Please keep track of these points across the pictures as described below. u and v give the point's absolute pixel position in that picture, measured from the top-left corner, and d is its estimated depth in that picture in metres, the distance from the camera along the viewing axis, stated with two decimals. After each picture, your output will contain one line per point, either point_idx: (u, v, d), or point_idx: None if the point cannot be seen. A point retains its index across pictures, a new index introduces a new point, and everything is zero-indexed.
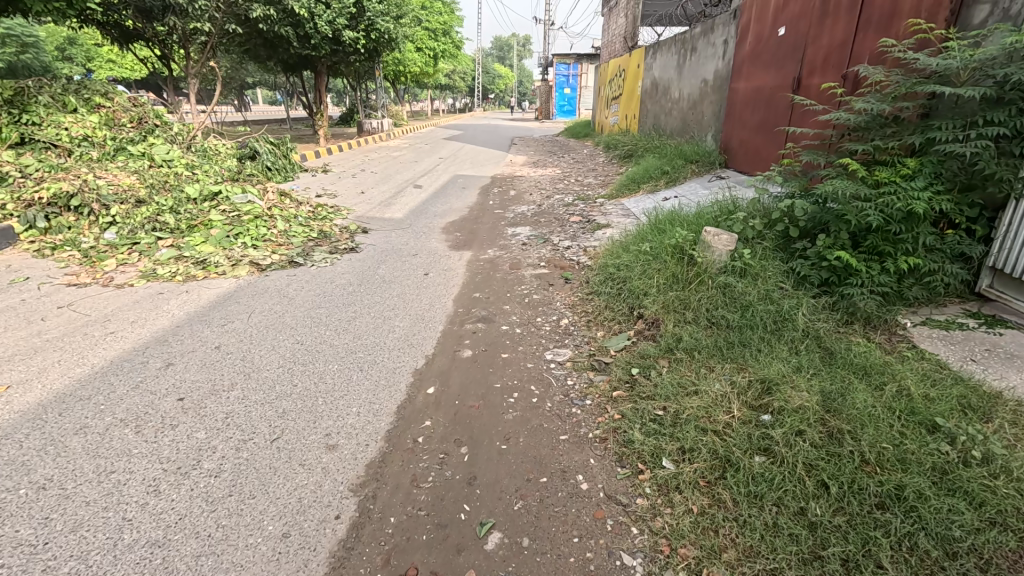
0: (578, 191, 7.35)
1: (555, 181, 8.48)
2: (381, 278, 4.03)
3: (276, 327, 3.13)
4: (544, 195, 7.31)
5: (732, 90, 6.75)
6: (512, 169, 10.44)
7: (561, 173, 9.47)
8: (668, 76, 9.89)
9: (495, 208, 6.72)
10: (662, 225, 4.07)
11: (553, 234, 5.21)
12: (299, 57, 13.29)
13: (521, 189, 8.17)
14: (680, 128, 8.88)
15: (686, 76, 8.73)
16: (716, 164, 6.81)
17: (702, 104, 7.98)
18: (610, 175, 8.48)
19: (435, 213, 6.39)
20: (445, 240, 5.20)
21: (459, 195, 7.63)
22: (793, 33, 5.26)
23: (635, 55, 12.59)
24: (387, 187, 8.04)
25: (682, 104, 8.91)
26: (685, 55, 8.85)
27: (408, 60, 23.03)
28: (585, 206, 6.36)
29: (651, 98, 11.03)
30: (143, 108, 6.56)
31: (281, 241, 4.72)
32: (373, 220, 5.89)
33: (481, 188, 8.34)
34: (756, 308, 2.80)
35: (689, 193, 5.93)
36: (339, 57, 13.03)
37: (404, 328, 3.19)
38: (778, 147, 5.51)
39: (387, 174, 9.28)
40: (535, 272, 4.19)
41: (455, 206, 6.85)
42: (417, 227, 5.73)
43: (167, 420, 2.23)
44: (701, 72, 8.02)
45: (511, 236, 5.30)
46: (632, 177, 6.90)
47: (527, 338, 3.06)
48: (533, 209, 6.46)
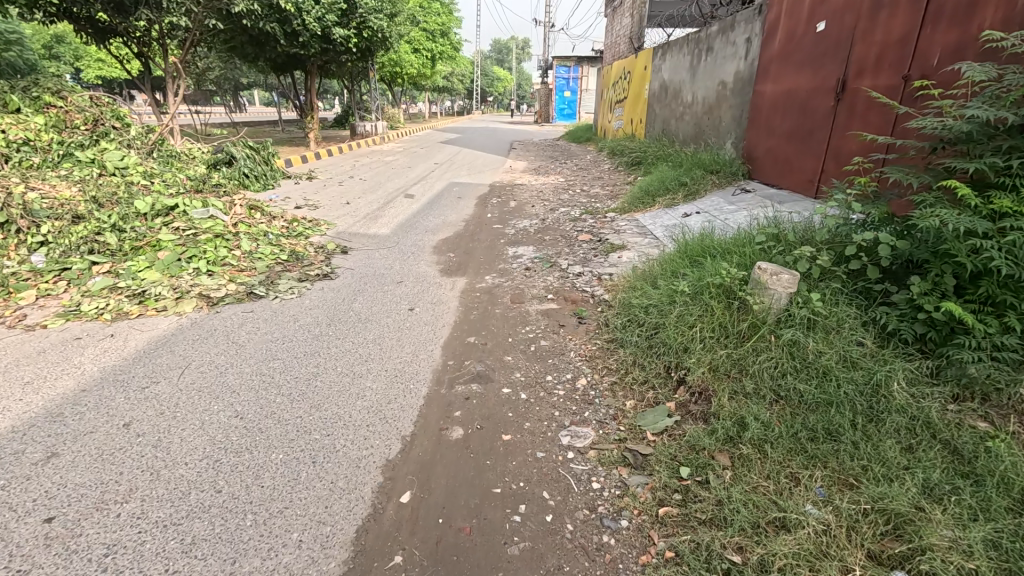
0: (586, 204, 6.68)
1: (559, 192, 7.80)
2: (356, 316, 3.34)
3: (210, 392, 2.42)
4: (548, 208, 6.63)
5: (757, 94, 6.09)
6: (512, 176, 9.77)
7: (564, 182, 8.79)
8: (679, 78, 9.23)
9: (493, 222, 6.05)
10: (694, 253, 3.40)
11: (560, 257, 4.54)
12: (287, 57, 12.60)
13: (522, 199, 7.49)
14: (694, 134, 8.22)
15: (701, 77, 8.08)
16: (739, 174, 6.16)
17: (720, 108, 7.32)
18: (619, 185, 7.81)
19: (426, 228, 5.71)
20: (437, 262, 4.53)
21: (454, 206, 6.96)
22: (835, 29, 4.61)
23: (642, 56, 11.94)
24: (375, 196, 7.36)
25: (696, 109, 8.26)
26: (699, 55, 8.20)
27: (405, 60, 22.38)
28: (594, 222, 5.69)
29: (659, 101, 10.38)
30: (100, 109, 5.86)
31: (242, 265, 4.03)
32: (356, 237, 5.22)
33: (479, 198, 7.66)
34: (838, 378, 2.12)
35: (712, 210, 5.26)
36: (330, 56, 12.36)
37: (376, 392, 2.49)
38: (815, 158, 4.86)
39: (377, 182, 8.61)
40: (541, 307, 3.52)
41: (448, 220, 6.17)
42: (405, 245, 5.05)
43: (16, 562, 1.53)
44: (718, 73, 7.37)
45: (512, 258, 4.63)
46: (646, 188, 6.23)
47: (534, 408, 2.37)
48: (535, 225, 5.78)
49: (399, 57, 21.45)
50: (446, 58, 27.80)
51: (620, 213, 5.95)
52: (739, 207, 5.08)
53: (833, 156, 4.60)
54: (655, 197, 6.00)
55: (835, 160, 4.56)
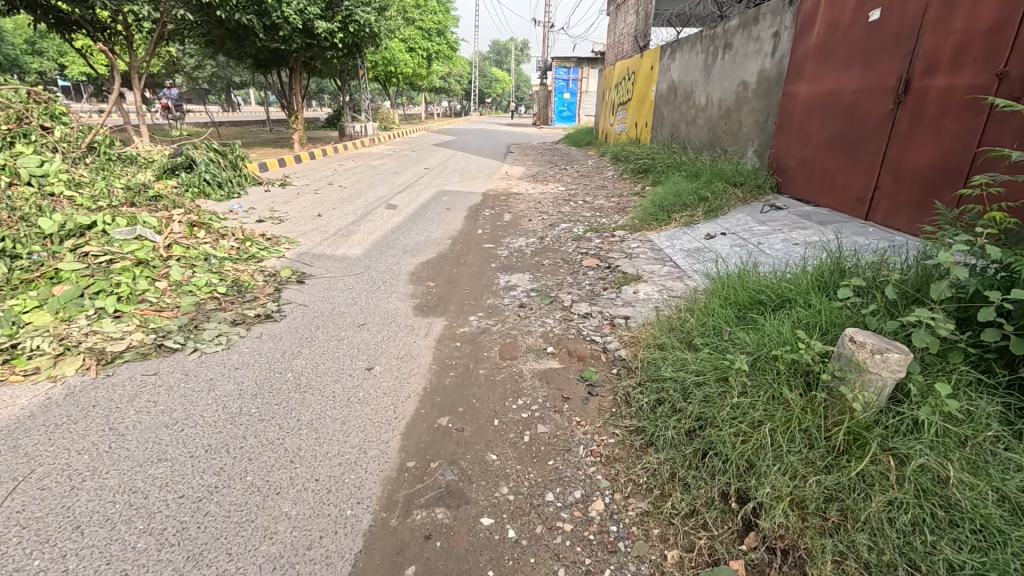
0: (590, 219, 5.88)
1: (560, 203, 7.01)
2: (293, 382, 2.53)
3: (42, 531, 1.62)
4: (548, 223, 5.83)
5: (787, 96, 5.32)
6: (508, 183, 8.98)
7: (565, 191, 8.00)
8: (691, 79, 8.46)
9: (484, 240, 5.25)
10: (740, 300, 2.60)
11: (562, 290, 3.74)
12: (270, 53, 11.81)
13: (518, 211, 6.68)
14: (708, 141, 7.46)
15: (717, 78, 7.31)
16: (766, 188, 5.38)
17: (740, 112, 6.54)
18: (626, 196, 7.02)
19: (405, 248, 4.91)
20: (413, 295, 3.74)
21: (442, 220, 6.16)
22: (893, 18, 3.84)
23: (648, 55, 11.17)
24: (354, 207, 6.56)
25: (710, 112, 7.50)
26: (714, 53, 7.43)
27: (399, 60, 21.59)
28: (601, 242, 4.90)
29: (668, 104, 9.61)
30: (27, 104, 5.00)
31: (164, 301, 3.21)
32: (320, 260, 4.41)
33: (470, 210, 6.86)
34: (1008, 539, 1.34)
35: (741, 231, 4.48)
36: (315, 53, 11.57)
37: (294, 528, 1.68)
38: (865, 173, 4.08)
39: (358, 189, 7.81)
40: (538, 366, 2.73)
41: (433, 237, 5.36)
42: (377, 271, 4.24)
43: None
44: (738, 73, 6.60)
45: (503, 290, 3.83)
46: (659, 202, 5.45)
47: (528, 561, 1.57)
48: (533, 245, 4.99)
49: (393, 56, 20.70)
50: (444, 58, 27.10)
51: (631, 230, 5.16)
52: (773, 231, 4.31)
53: (890, 171, 3.82)
54: (670, 213, 5.20)
55: (893, 176, 3.79)
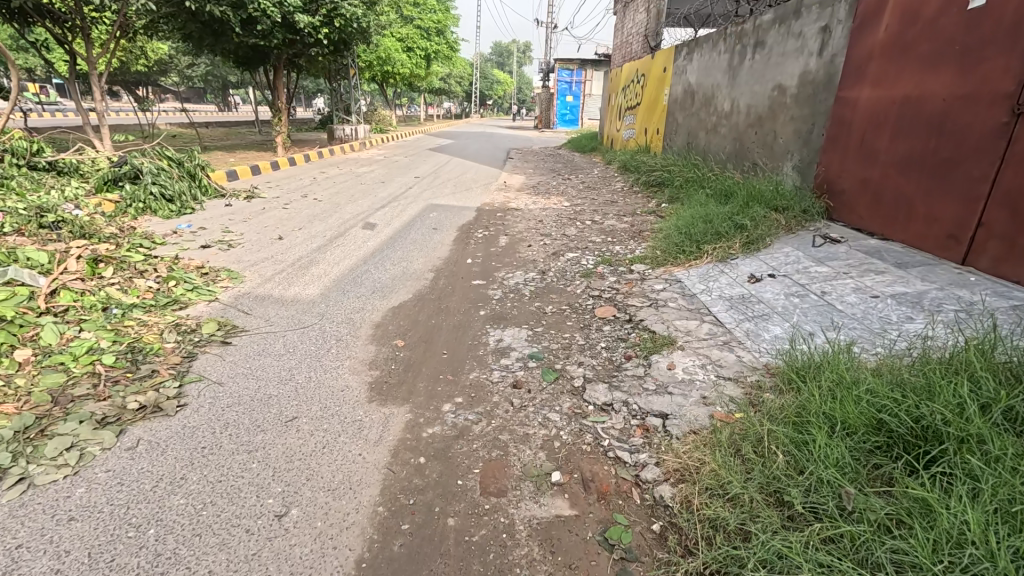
0: (601, 246, 4.96)
1: (565, 223, 6.09)
2: (148, 551, 1.60)
3: None
4: (551, 250, 4.91)
5: (843, 102, 4.41)
6: (506, 196, 8.07)
7: (569, 207, 7.08)
8: (712, 81, 7.54)
9: (473, 274, 4.34)
10: (855, 424, 1.68)
11: (570, 359, 2.82)
12: (250, 50, 10.92)
13: (515, 232, 5.77)
14: (735, 153, 6.55)
15: (745, 82, 6.41)
16: (815, 213, 4.47)
17: (775, 121, 5.62)
18: (641, 217, 6.11)
19: (375, 285, 3.99)
20: (373, 364, 2.82)
21: (426, 245, 5.25)
22: (1009, 3, 2.94)
23: (659, 55, 10.29)
24: (325, 226, 5.65)
25: (738, 121, 6.58)
26: (742, 52, 6.53)
27: (395, 59, 20.69)
28: (617, 281, 3.98)
29: (684, 110, 8.70)
30: None
31: (14, 382, 2.30)
32: (264, 304, 3.49)
33: (460, 230, 5.94)
34: None
35: (795, 273, 3.57)
36: (298, 51, 10.69)
37: None
38: (962, 204, 3.17)
39: (336, 202, 6.91)
40: (539, 511, 1.80)
41: (412, 268, 4.45)
42: (334, 321, 3.33)
43: None
44: (774, 76, 5.69)
45: (493, 355, 2.92)
46: (686, 229, 4.53)
47: None
48: (532, 283, 4.07)
49: (389, 55, 19.93)
50: (443, 58, 26.33)
51: (652, 263, 4.24)
52: (838, 275, 3.39)
53: (1002, 203, 2.91)
54: (700, 244, 4.29)
55: (1009, 211, 2.87)
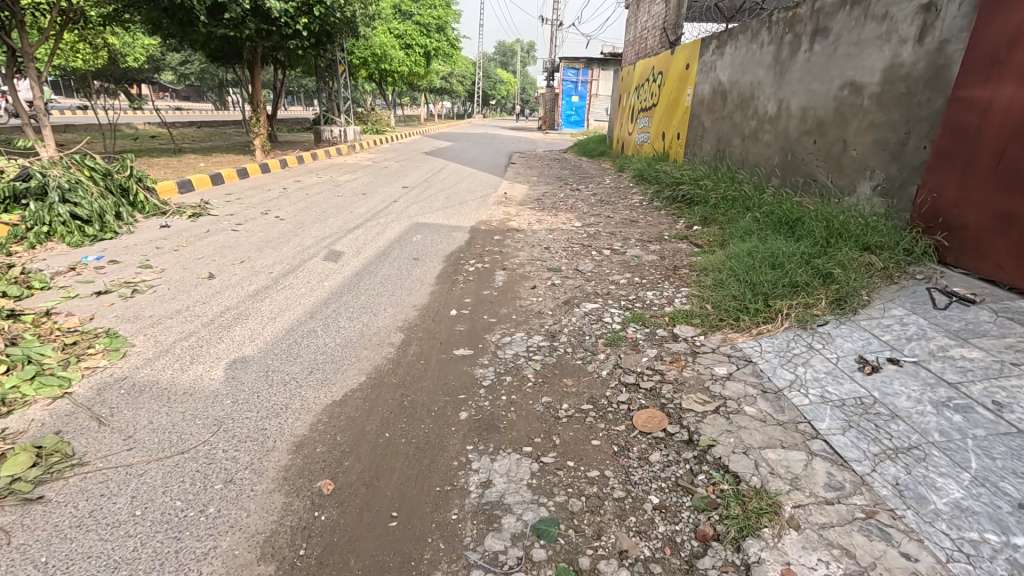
0: (627, 292, 3.78)
1: (577, 252, 4.92)
2: None
3: None
4: (562, 297, 3.75)
5: (964, 103, 3.20)
6: (506, 212, 6.90)
7: (581, 229, 5.91)
8: (751, 79, 6.37)
9: (456, 337, 3.18)
10: None
11: (604, 541, 1.67)
12: (221, 42, 9.76)
13: (516, 265, 4.61)
14: (785, 167, 5.37)
15: (800, 80, 5.24)
16: (920, 255, 3.31)
17: (846, 129, 4.45)
18: (672, 247, 4.94)
19: (316, 360, 2.83)
20: (269, 546, 1.67)
21: (401, 285, 4.09)
22: None
23: (681, 50, 9.14)
24: (278, 256, 4.51)
25: (789, 128, 5.40)
26: (796, 42, 5.35)
27: (392, 56, 19.63)
28: (658, 357, 2.81)
29: (714, 113, 7.52)
30: None
31: None
32: (136, 404, 2.34)
33: (446, 261, 4.78)
34: None
35: (930, 357, 2.40)
36: (275, 44, 9.53)
37: None
38: None
39: (300, 221, 5.76)
40: None
41: (374, 326, 3.30)
42: (233, 435, 2.18)
43: None
44: (844, 71, 4.51)
45: (475, 520, 1.77)
46: (743, 274, 3.37)
47: None
48: (538, 355, 2.91)
49: (385, 52, 18.77)
50: (444, 57, 25.18)
51: (703, 326, 3.08)
52: (1005, 368, 2.22)
53: None
54: (768, 298, 3.12)
55: None
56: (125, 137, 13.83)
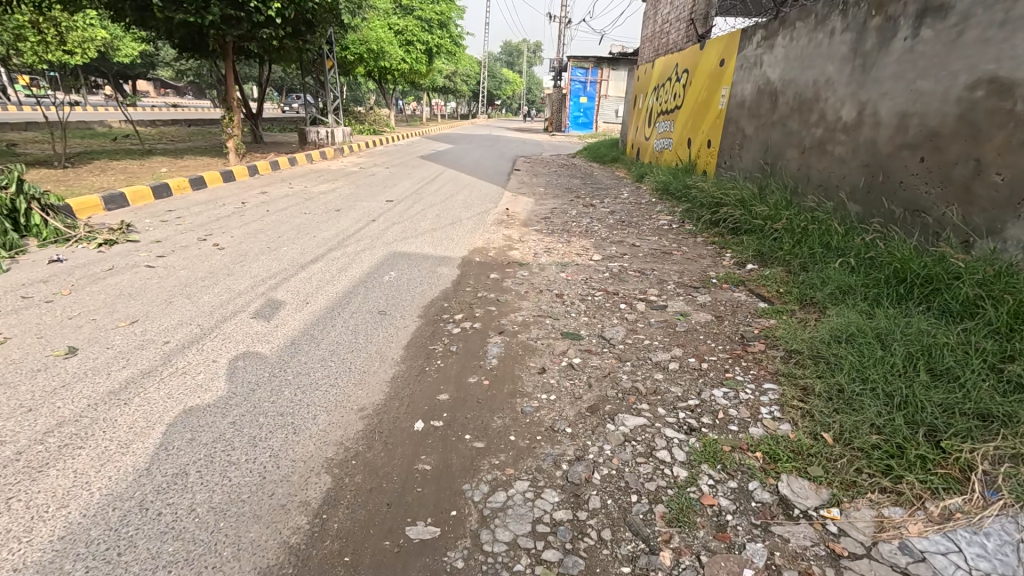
0: (685, 388, 2.53)
1: (600, 305, 3.66)
2: None
3: None
4: (587, 396, 2.50)
5: None
6: (506, 236, 5.66)
7: (601, 264, 4.67)
8: (815, 76, 5.11)
9: (417, 487, 1.94)
10: None
11: None
12: (184, 31, 8.54)
13: (517, 326, 3.37)
14: (874, 193, 4.10)
15: (898, 78, 3.96)
16: None
17: (981, 146, 3.19)
18: (729, 301, 3.68)
19: (156, 560, 1.59)
20: None
21: (353, 362, 2.85)
22: None
23: (715, 44, 7.87)
24: (190, 311, 3.28)
25: (880, 141, 4.13)
26: (889, 27, 4.09)
27: (390, 52, 18.48)
28: (772, 568, 1.56)
29: (759, 119, 6.25)
30: None
31: None
32: None
33: (424, 316, 3.54)
34: None
35: None
36: (244, 33, 8.33)
37: None
38: None
39: (244, 251, 4.53)
40: None
41: (288, 463, 2.06)
42: None
43: None
44: (977, 64, 3.25)
45: None
46: (878, 380, 2.12)
47: None
48: (556, 545, 1.67)
49: (383, 48, 17.58)
50: (447, 55, 24.01)
51: (832, 485, 1.83)
52: None
53: None
54: (936, 436, 1.87)
55: None
56: (95, 138, 12.71)
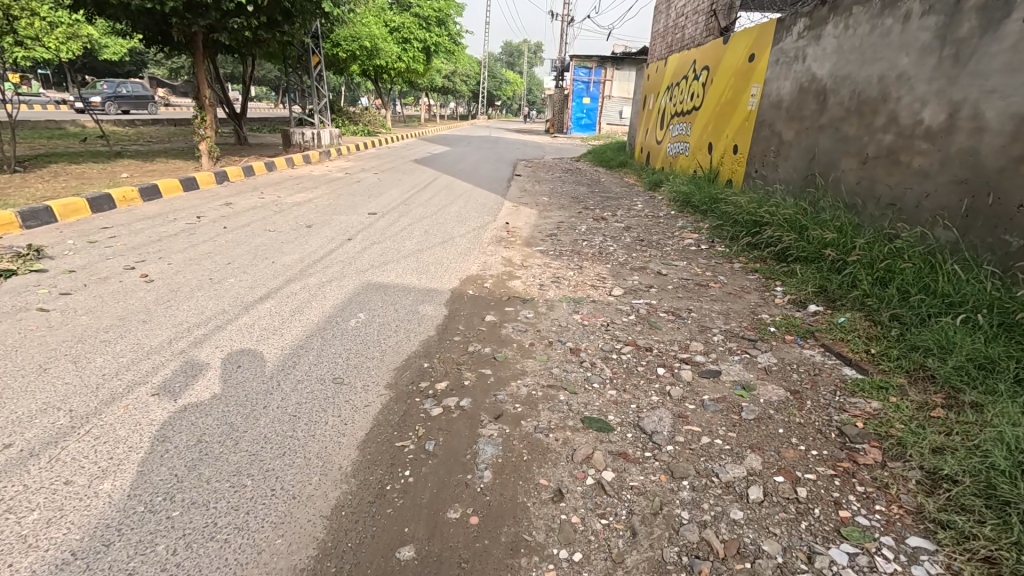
0: (784, 542, 1.62)
1: (630, 369, 2.75)
2: None
3: None
4: (633, 559, 1.60)
5: None
6: (506, 260, 4.75)
7: (623, 301, 3.75)
8: (881, 70, 4.22)
9: None
10: None
11: None
12: (146, 21, 7.63)
13: (520, 404, 2.46)
14: (977, 219, 3.21)
15: (1012, 70, 3.07)
16: None
17: None
18: (801, 363, 2.77)
19: None
20: None
21: (280, 478, 1.95)
22: None
23: (742, 37, 6.97)
24: (65, 386, 2.36)
25: (984, 152, 3.23)
26: (998, 6, 3.20)
27: (385, 50, 17.62)
28: None
29: (802, 122, 5.35)
30: None
31: None
32: None
33: (394, 385, 2.63)
34: None
35: None
36: (213, 22, 7.41)
37: None
38: None
39: (176, 284, 3.62)
40: None
41: None
42: None
43: None
44: None
45: None
46: None
47: None
48: None
49: (377, 45, 16.71)
50: (446, 54, 23.18)
51: None
52: None
53: None
54: None
55: None
56: (63, 138, 11.78)
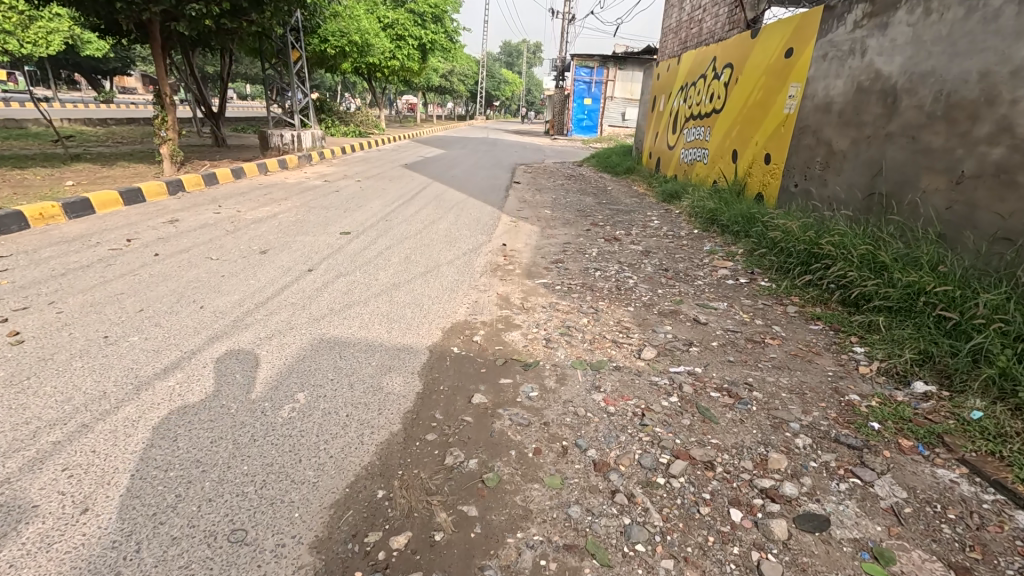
0: None
1: (688, 511, 1.81)
2: None
3: None
4: None
5: None
6: (502, 299, 3.81)
7: (657, 370, 2.80)
8: (984, 65, 3.28)
9: None
10: None
11: None
12: (92, 8, 6.69)
13: None
14: None
15: None
16: None
17: None
18: (945, 503, 1.83)
19: None
20: None
21: None
22: None
23: (777, 28, 6.02)
24: None
25: None
26: None
27: (377, 47, 16.71)
28: None
29: (862, 130, 4.41)
30: None
31: None
32: None
33: (325, 545, 1.68)
34: None
35: None
36: (167, 8, 6.44)
37: None
38: None
39: (54, 347, 2.66)
40: None
41: None
42: None
43: None
44: None
45: None
46: None
47: None
48: None
49: (369, 42, 15.82)
50: (442, 52, 22.28)
51: None
52: None
53: None
54: None
55: None
56: (21, 139, 10.80)
